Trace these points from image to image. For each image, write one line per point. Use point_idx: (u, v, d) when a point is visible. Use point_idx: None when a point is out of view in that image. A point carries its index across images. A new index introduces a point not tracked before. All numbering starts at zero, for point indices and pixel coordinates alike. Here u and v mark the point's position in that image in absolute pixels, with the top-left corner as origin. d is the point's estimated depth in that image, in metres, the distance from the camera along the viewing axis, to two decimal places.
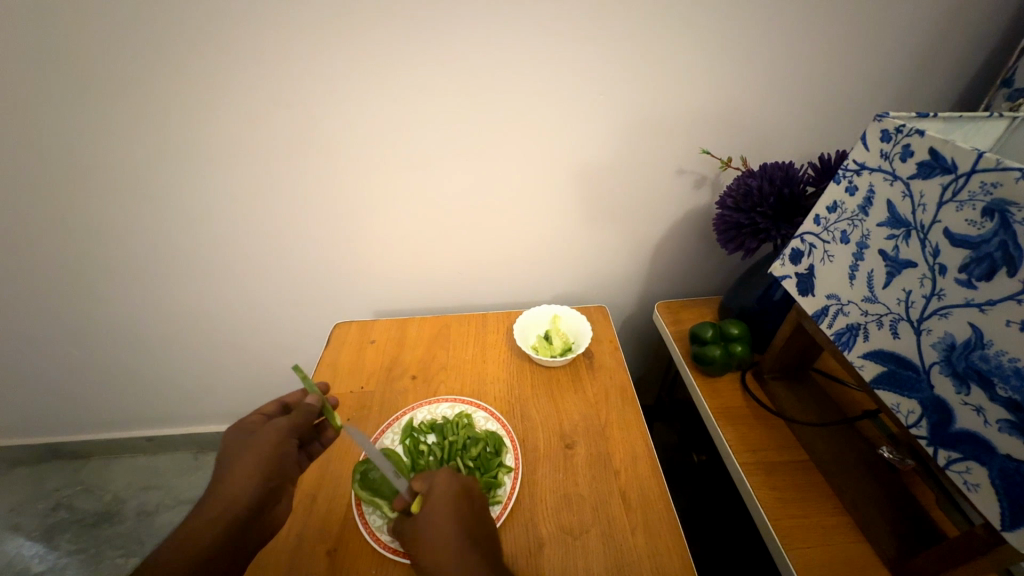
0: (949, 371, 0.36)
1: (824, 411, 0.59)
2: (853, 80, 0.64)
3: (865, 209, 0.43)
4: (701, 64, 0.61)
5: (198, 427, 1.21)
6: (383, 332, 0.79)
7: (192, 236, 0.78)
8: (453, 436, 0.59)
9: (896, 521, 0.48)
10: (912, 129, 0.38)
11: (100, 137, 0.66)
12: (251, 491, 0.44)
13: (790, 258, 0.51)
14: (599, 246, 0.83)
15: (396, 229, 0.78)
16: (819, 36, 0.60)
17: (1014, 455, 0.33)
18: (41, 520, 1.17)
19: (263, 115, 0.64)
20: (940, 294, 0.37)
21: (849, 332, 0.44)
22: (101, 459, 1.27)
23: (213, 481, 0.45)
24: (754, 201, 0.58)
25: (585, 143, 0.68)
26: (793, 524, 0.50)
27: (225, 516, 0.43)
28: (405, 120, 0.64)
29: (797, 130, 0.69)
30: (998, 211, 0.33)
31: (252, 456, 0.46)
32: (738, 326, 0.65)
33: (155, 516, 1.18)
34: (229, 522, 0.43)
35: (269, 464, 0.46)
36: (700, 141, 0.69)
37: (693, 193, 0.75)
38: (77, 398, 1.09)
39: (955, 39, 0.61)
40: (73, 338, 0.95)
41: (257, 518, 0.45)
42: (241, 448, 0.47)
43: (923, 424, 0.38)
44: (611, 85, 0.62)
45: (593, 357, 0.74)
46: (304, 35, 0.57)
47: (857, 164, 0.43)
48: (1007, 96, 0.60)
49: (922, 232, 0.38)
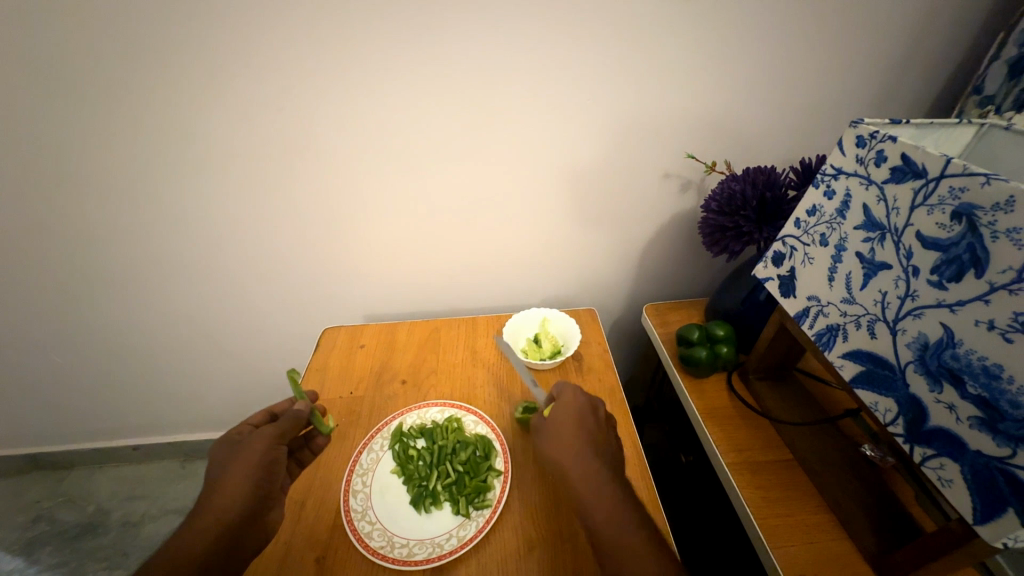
0: (923, 370, 0.37)
1: (807, 410, 0.60)
2: (832, 87, 0.66)
3: (842, 212, 0.44)
4: (686, 71, 0.62)
5: (185, 434, 1.19)
6: (373, 336, 0.79)
7: (178, 241, 0.77)
8: (442, 441, 0.59)
9: (876, 518, 0.49)
10: (885, 135, 0.39)
11: (82, 142, 0.65)
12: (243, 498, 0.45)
13: (772, 260, 0.52)
14: (588, 249, 0.84)
15: (386, 233, 0.78)
16: (800, 44, 0.61)
17: (984, 451, 0.34)
18: (22, 532, 1.14)
19: (250, 120, 0.63)
20: (913, 295, 0.38)
21: (829, 332, 0.45)
22: (84, 469, 1.24)
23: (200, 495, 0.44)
24: (738, 205, 0.59)
25: (574, 149, 0.69)
26: (778, 522, 0.50)
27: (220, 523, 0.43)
28: (394, 126, 0.64)
29: (779, 135, 0.70)
30: (966, 215, 0.34)
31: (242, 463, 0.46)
32: (723, 327, 0.66)
33: (141, 527, 1.16)
34: (226, 530, 0.43)
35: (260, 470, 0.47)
36: (685, 146, 0.70)
37: (679, 197, 0.77)
38: (59, 407, 1.06)
39: (929, 47, 0.63)
40: (55, 346, 0.93)
41: (249, 529, 0.45)
42: (231, 456, 0.47)
43: (900, 422, 0.39)
44: (599, 91, 0.63)
45: (582, 359, 0.75)
46: (292, 41, 0.57)
47: (834, 169, 0.44)
48: (977, 104, 0.63)
49: (896, 235, 0.39)
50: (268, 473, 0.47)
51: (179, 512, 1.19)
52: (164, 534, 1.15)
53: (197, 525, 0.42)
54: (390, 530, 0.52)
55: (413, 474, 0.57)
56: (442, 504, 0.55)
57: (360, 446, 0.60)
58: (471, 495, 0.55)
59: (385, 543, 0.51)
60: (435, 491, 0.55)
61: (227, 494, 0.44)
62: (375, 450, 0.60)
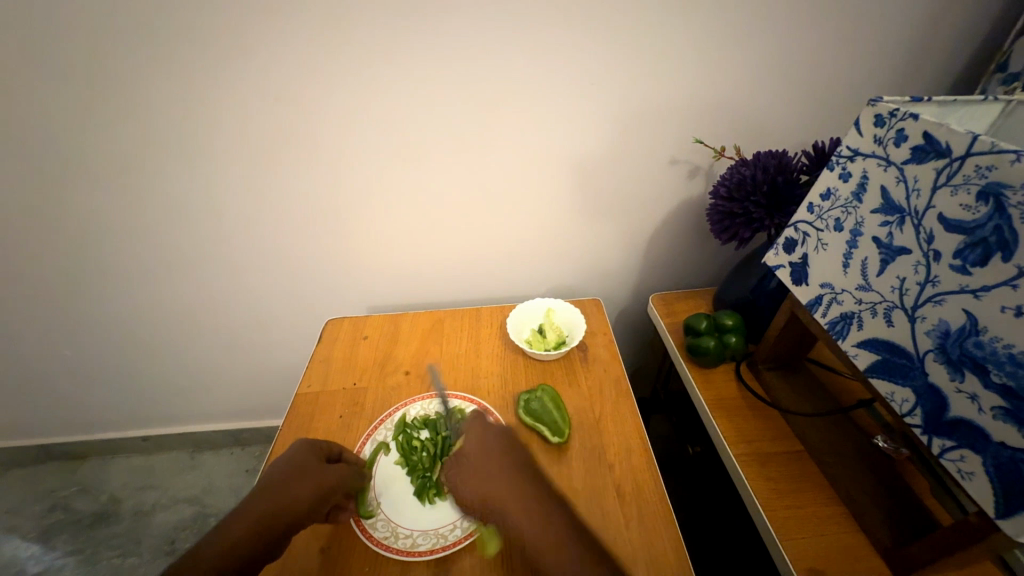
0: (944, 358, 0.36)
1: (818, 401, 0.58)
2: (848, 67, 0.63)
3: (859, 195, 0.42)
4: (696, 53, 0.60)
5: (194, 426, 1.20)
6: (376, 328, 0.79)
7: (181, 233, 0.76)
8: (445, 432, 0.59)
9: (889, 511, 0.48)
10: (906, 113, 0.37)
11: (83, 134, 0.64)
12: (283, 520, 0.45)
13: (784, 247, 0.50)
14: (594, 238, 0.82)
15: (389, 223, 0.76)
16: (815, 23, 0.59)
17: (1009, 442, 0.32)
18: (37, 521, 1.16)
19: (250, 109, 0.62)
20: (934, 281, 0.36)
21: (843, 321, 0.44)
22: (97, 459, 1.26)
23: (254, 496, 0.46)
24: (748, 190, 0.57)
25: (580, 135, 0.67)
26: (787, 514, 0.49)
27: (252, 527, 0.44)
28: (395, 113, 0.63)
29: (791, 118, 0.68)
30: (992, 195, 0.32)
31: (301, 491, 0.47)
32: (732, 316, 0.65)
33: (152, 516, 1.17)
34: (256, 535, 0.44)
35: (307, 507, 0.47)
36: (694, 130, 0.68)
37: (688, 184, 0.74)
38: (70, 399, 1.07)
39: (951, 23, 0.61)
40: (64, 339, 0.94)
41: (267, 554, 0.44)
42: (281, 465, 0.49)
43: (918, 413, 0.38)
44: (606, 75, 0.61)
45: (587, 350, 0.74)
46: (291, 26, 0.56)
47: (850, 150, 0.43)
48: (1002, 81, 0.60)
49: (916, 218, 0.37)
50: (310, 500, 0.47)
51: (189, 502, 1.20)
52: (174, 523, 1.16)
53: (233, 521, 0.44)
54: (394, 521, 0.52)
55: (417, 465, 0.56)
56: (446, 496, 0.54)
57: (364, 438, 0.59)
58: None
59: (389, 533, 0.51)
60: (439, 482, 0.55)
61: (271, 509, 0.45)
62: (378, 441, 0.59)
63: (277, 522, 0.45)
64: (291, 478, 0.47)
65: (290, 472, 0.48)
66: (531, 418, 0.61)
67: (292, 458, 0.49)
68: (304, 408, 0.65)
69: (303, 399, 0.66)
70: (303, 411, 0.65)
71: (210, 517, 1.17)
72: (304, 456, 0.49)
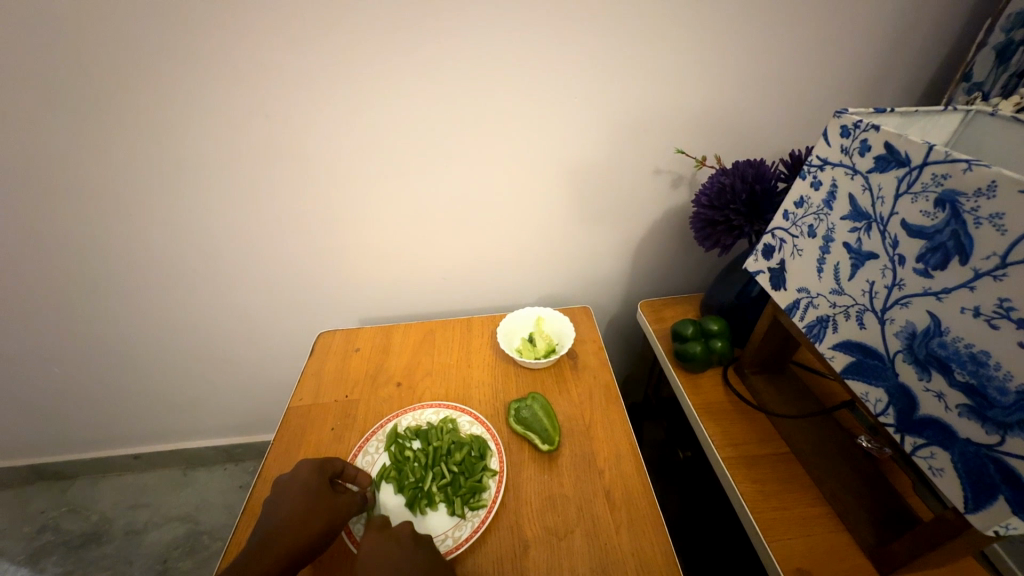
0: (912, 358, 0.37)
1: (802, 403, 0.60)
2: (821, 78, 0.66)
3: (829, 203, 0.44)
4: (678, 69, 0.63)
5: (186, 442, 1.19)
6: (367, 340, 0.79)
7: (174, 250, 0.77)
8: (437, 442, 0.59)
9: (873, 508, 0.49)
10: (869, 124, 0.39)
11: (79, 157, 0.65)
12: (297, 543, 0.46)
13: (763, 253, 0.52)
14: (583, 247, 0.83)
15: (380, 235, 0.77)
16: (787, 39, 0.61)
17: (974, 438, 0.34)
18: (25, 543, 1.14)
19: (242, 128, 0.63)
20: (900, 284, 0.38)
21: (819, 324, 0.45)
22: (86, 479, 1.25)
23: (268, 528, 0.47)
24: (728, 199, 0.59)
25: (567, 147, 0.69)
26: (775, 516, 0.50)
27: (275, 561, 0.45)
28: (387, 128, 0.64)
29: (768, 128, 0.70)
30: (949, 202, 0.34)
31: (304, 514, 0.48)
32: (718, 322, 0.66)
33: (143, 534, 1.16)
34: (283, 566, 0.45)
35: (314, 526, 0.48)
36: (676, 141, 0.70)
37: (671, 193, 0.76)
38: (60, 419, 1.07)
39: (919, 36, 0.63)
40: (56, 358, 0.93)
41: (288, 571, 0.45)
42: (298, 500, 0.49)
43: (890, 411, 0.39)
44: (591, 91, 0.64)
45: (577, 356, 0.75)
46: (284, 50, 0.57)
47: (820, 159, 0.44)
48: (966, 91, 0.62)
49: (881, 224, 0.39)
50: (331, 536, 0.48)
51: (181, 519, 1.19)
52: (166, 542, 1.14)
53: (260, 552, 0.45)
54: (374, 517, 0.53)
55: (409, 475, 0.57)
56: (438, 505, 0.54)
57: (355, 450, 0.59)
58: (466, 495, 0.54)
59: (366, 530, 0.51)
60: (429, 493, 0.55)
61: (283, 532, 0.47)
62: (370, 452, 0.59)
63: (301, 553, 0.46)
64: (312, 514, 0.48)
65: (309, 510, 0.49)
66: (522, 426, 0.62)
67: (307, 489, 0.50)
68: (297, 421, 0.65)
69: (295, 412, 0.67)
70: (296, 424, 0.65)
71: (202, 535, 1.16)
72: (312, 481, 0.51)
